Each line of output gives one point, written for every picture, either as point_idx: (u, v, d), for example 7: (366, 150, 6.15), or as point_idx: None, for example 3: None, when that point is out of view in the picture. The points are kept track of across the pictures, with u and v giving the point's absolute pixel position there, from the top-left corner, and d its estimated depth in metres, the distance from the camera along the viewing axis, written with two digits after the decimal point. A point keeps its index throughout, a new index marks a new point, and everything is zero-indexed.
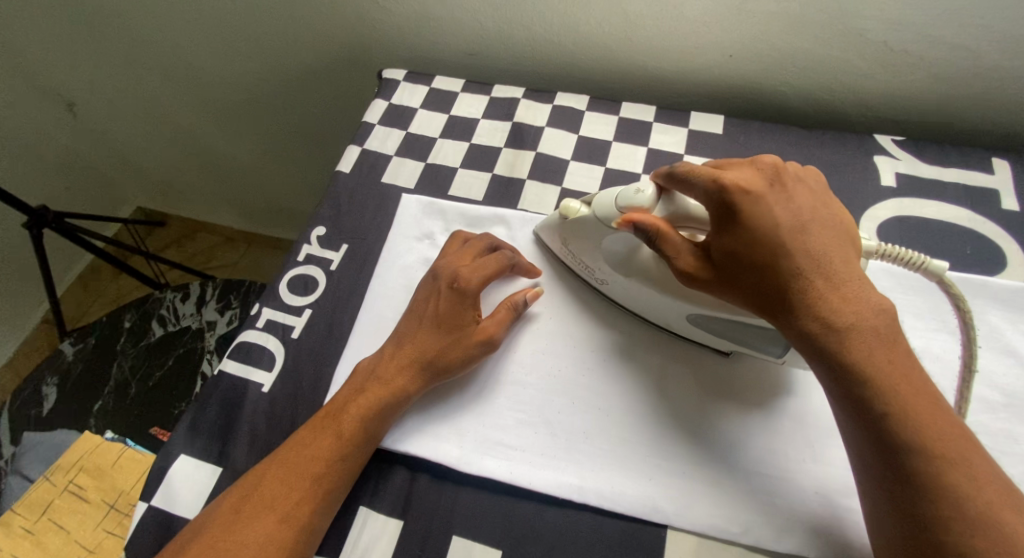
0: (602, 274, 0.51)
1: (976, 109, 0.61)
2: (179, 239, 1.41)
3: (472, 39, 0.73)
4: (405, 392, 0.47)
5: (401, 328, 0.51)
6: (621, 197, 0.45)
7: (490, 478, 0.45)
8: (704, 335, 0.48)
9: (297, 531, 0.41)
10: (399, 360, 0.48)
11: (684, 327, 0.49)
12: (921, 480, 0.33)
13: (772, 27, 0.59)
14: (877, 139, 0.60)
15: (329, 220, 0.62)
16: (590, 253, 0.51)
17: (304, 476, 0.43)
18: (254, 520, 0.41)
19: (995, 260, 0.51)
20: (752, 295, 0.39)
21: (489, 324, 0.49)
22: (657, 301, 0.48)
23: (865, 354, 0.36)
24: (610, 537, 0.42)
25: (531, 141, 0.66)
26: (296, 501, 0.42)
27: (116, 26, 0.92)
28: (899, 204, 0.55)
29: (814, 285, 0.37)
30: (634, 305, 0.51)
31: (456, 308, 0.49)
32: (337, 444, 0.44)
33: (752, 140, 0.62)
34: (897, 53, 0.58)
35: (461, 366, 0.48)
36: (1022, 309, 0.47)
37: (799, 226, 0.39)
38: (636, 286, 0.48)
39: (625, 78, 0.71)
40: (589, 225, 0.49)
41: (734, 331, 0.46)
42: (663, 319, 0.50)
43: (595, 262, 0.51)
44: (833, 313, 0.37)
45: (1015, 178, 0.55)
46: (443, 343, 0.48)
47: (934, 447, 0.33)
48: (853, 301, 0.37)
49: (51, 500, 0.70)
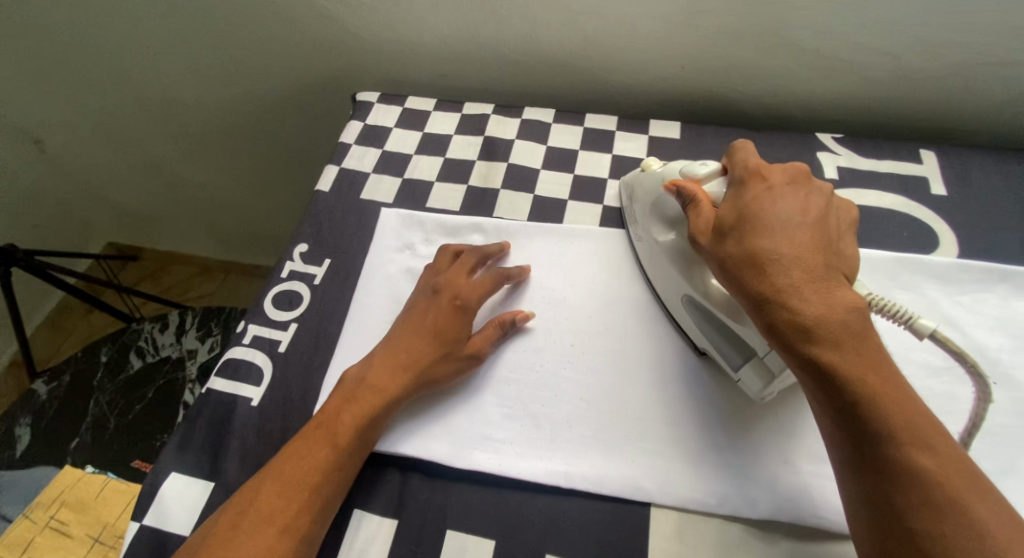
0: (642, 232, 0.56)
1: (904, 105, 0.66)
2: (155, 271, 1.41)
3: (441, 61, 0.77)
4: (399, 398, 0.49)
5: (393, 335, 0.52)
6: (685, 168, 0.52)
7: (480, 472, 0.47)
8: (685, 319, 0.51)
9: (295, 541, 0.42)
10: (392, 366, 0.50)
11: (677, 306, 0.52)
12: (888, 467, 0.35)
13: (718, 42, 0.64)
14: (820, 137, 0.65)
15: (310, 237, 0.64)
16: (642, 209, 0.56)
17: (302, 489, 0.44)
18: (252, 534, 0.41)
19: (929, 239, 0.55)
20: (733, 280, 0.43)
21: (479, 340, 0.52)
22: (665, 273, 0.52)
23: (832, 346, 0.38)
24: (598, 518, 0.45)
25: (503, 153, 0.69)
26: (294, 512, 0.43)
27: (87, 62, 0.94)
28: (843, 194, 0.60)
29: (790, 278, 0.40)
30: (651, 274, 0.55)
31: (450, 323, 0.52)
32: (333, 455, 0.45)
33: (708, 142, 0.67)
34: (832, 59, 0.63)
35: (449, 379, 0.50)
36: (957, 282, 0.51)
37: (789, 224, 0.42)
38: (656, 251, 0.53)
39: (587, 92, 0.75)
40: (650, 184, 0.55)
41: (709, 323, 0.49)
42: (663, 289, 0.53)
43: (640, 221, 0.56)
44: (803, 305, 0.39)
45: (942, 166, 0.60)
46: (436, 355, 0.50)
47: (902, 436, 0.36)
48: (824, 296, 0.39)
49: (32, 537, 0.68)
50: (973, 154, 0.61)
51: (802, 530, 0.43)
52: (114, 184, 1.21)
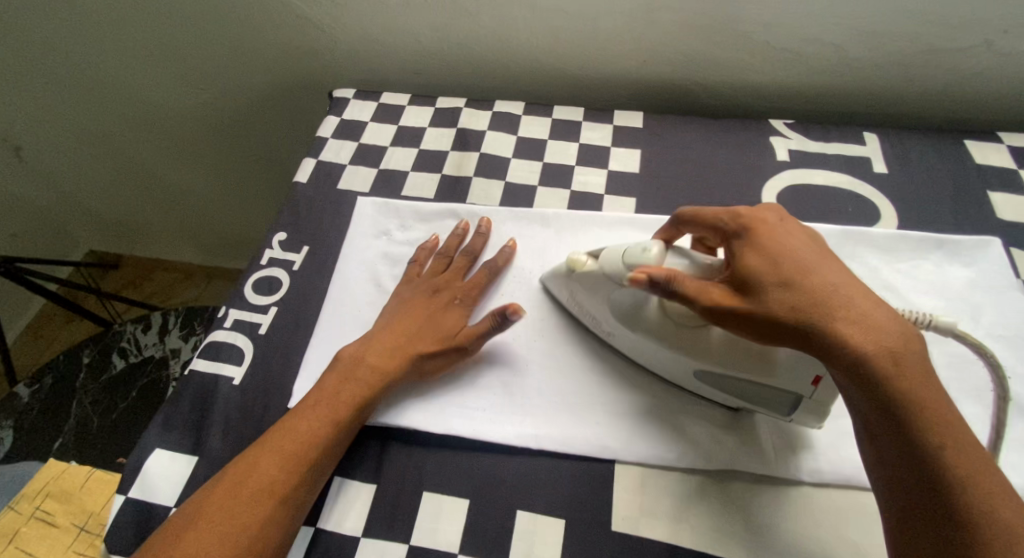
0: (609, 325, 0.52)
1: (850, 93, 0.71)
2: (136, 279, 1.40)
3: (415, 58, 0.80)
4: (394, 378, 0.50)
5: (389, 320, 0.54)
6: (628, 255, 0.47)
7: (455, 436, 0.49)
8: (710, 389, 0.48)
9: (292, 510, 0.43)
10: (387, 347, 0.52)
11: (693, 381, 0.49)
12: (982, 515, 0.32)
13: (674, 36, 0.68)
14: (772, 123, 0.69)
15: (289, 226, 0.67)
16: (597, 304, 0.52)
17: (303, 462, 0.45)
18: (251, 506, 0.42)
19: (872, 213, 0.59)
20: (793, 314, 0.39)
21: (473, 330, 0.53)
22: (663, 355, 0.49)
23: (915, 379, 0.36)
24: (566, 476, 0.47)
25: (475, 143, 0.72)
26: (296, 485, 0.44)
27: (67, 67, 0.95)
28: (793, 174, 0.64)
29: (859, 308, 0.38)
30: (639, 357, 0.52)
31: (442, 314, 0.54)
32: (335, 433, 0.47)
33: (669, 130, 0.70)
34: (780, 51, 0.68)
35: (444, 365, 0.52)
36: (895, 251, 0.55)
37: (822, 261, 0.42)
38: (645, 341, 0.49)
39: (556, 86, 0.79)
40: (598, 280, 0.51)
41: (740, 387, 0.46)
42: (666, 369, 0.50)
43: (601, 314, 0.52)
44: (885, 336, 0.37)
45: (884, 147, 0.65)
46: (432, 343, 0.52)
47: (983, 480, 0.33)
48: (898, 329, 0.38)
49: (18, 528, 0.68)
50: (912, 136, 0.65)
51: (756, 479, 0.46)
52: (94, 190, 1.22)
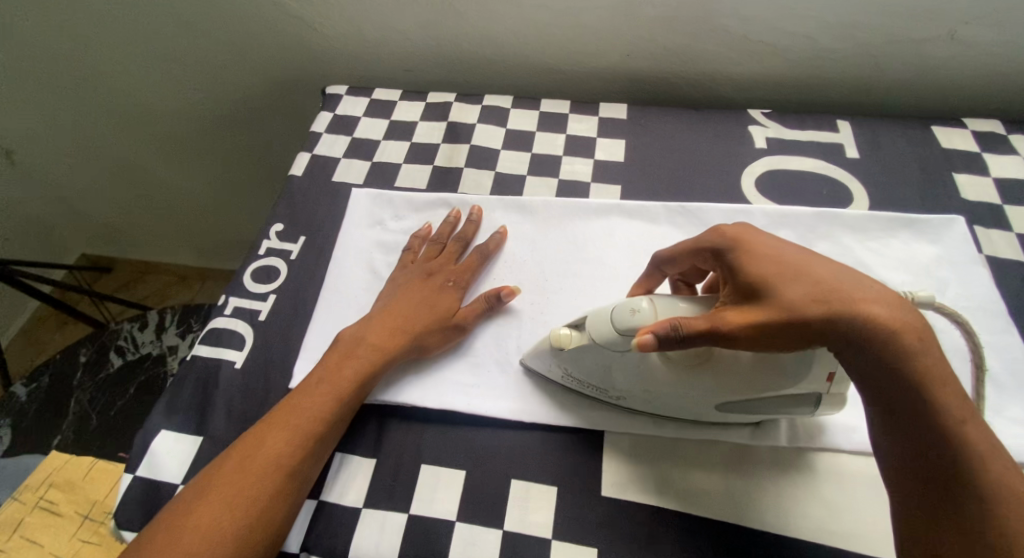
0: (617, 390, 0.48)
1: (824, 83, 0.74)
2: (130, 281, 1.43)
3: (405, 55, 0.82)
4: (392, 356, 0.52)
5: (386, 302, 0.56)
6: (617, 318, 0.44)
7: (452, 412, 0.52)
8: (734, 415, 0.47)
9: (297, 481, 0.45)
10: (387, 327, 0.53)
11: (716, 416, 0.47)
12: (998, 493, 0.34)
13: (655, 30, 0.71)
14: (751, 113, 0.72)
15: (286, 217, 0.69)
16: (596, 373, 0.48)
17: (308, 436, 0.47)
18: (259, 478, 0.44)
19: (844, 196, 0.62)
20: (819, 305, 0.37)
21: (466, 312, 0.56)
22: (683, 402, 0.46)
23: (935, 363, 0.36)
24: (557, 446, 0.50)
25: (465, 136, 0.74)
26: (301, 457, 0.46)
27: (62, 69, 0.97)
28: (770, 160, 0.67)
29: (877, 294, 0.38)
30: (653, 408, 0.48)
31: (437, 297, 0.56)
32: (338, 409, 0.49)
33: (652, 121, 0.73)
34: (756, 43, 0.70)
35: (440, 343, 0.54)
36: (867, 230, 0.58)
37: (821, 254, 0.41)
38: (660, 393, 0.46)
39: (543, 80, 0.81)
40: (590, 352, 0.46)
41: (762, 405, 0.45)
42: (683, 411, 0.47)
43: (604, 382, 0.48)
44: (907, 322, 0.37)
45: (856, 133, 0.68)
46: (429, 323, 0.54)
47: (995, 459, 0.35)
48: (911, 313, 0.38)
49: (22, 517, 0.69)
50: (882, 123, 0.68)
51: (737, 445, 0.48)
52: (87, 192, 1.23)
